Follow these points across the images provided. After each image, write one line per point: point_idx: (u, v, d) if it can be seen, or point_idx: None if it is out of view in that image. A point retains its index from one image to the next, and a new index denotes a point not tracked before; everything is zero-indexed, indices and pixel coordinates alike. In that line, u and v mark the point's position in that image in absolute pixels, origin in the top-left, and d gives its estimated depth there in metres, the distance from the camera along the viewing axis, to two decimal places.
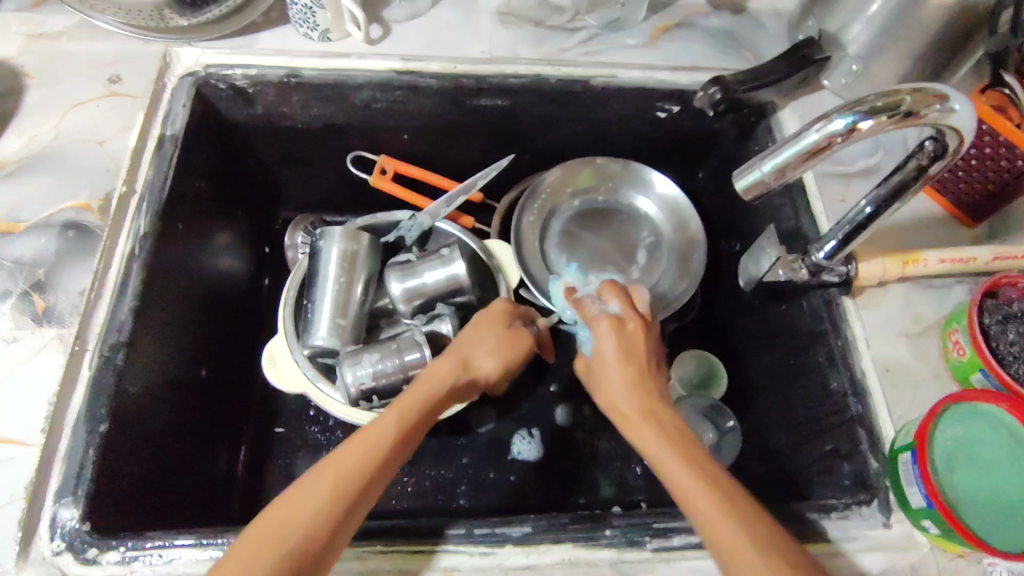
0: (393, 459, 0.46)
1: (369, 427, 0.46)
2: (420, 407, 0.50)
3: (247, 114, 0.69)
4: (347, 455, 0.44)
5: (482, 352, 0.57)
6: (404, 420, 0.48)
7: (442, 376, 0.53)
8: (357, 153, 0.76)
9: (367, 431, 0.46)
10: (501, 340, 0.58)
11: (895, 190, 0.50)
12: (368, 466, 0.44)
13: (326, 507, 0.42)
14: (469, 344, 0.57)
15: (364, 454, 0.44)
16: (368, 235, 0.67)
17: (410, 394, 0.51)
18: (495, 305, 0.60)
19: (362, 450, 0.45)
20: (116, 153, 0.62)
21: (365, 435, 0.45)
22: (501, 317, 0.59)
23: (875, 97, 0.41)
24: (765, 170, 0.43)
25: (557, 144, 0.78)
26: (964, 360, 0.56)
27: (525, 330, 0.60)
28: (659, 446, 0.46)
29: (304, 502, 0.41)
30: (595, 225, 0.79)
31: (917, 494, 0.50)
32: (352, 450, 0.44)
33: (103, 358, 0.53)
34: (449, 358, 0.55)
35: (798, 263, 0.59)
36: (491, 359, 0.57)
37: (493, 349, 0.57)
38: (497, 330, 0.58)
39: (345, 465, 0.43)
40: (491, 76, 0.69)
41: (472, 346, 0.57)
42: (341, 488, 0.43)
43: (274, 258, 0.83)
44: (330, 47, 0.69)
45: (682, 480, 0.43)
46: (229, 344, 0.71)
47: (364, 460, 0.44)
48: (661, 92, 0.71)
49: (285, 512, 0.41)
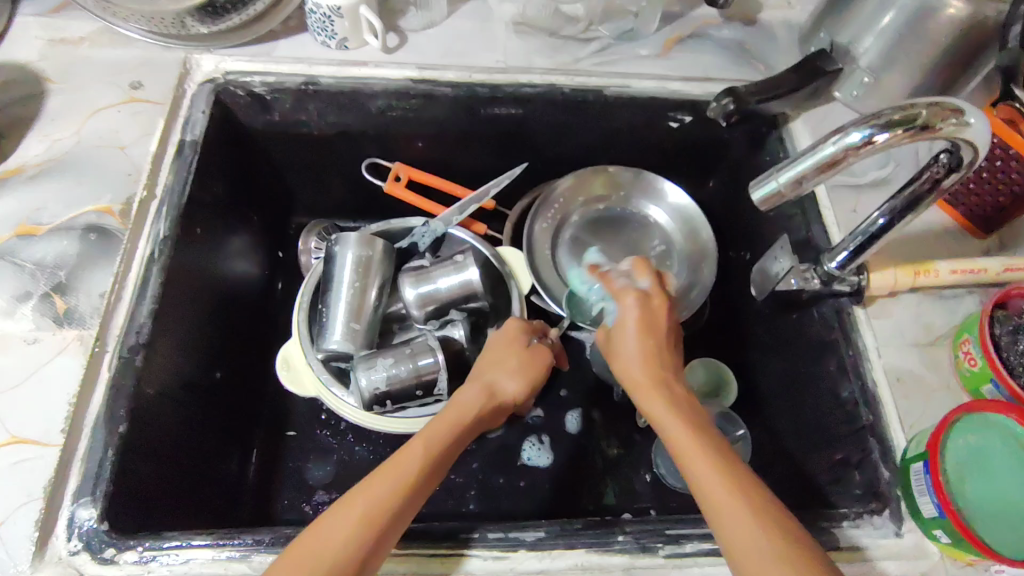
0: (425, 481, 0.46)
1: (399, 452, 0.47)
2: (449, 429, 0.50)
3: (264, 121, 0.70)
4: (375, 481, 0.44)
5: (503, 375, 0.57)
6: (433, 443, 0.48)
7: (469, 402, 0.53)
8: (372, 159, 0.77)
9: (394, 460, 0.46)
10: (523, 359, 0.59)
11: (907, 203, 0.51)
12: (400, 488, 0.44)
13: (358, 532, 0.42)
14: (492, 369, 0.57)
15: (392, 480, 0.44)
16: (382, 241, 0.68)
17: (437, 421, 0.51)
18: (511, 324, 0.61)
19: (391, 474, 0.45)
20: (137, 158, 0.63)
21: (392, 463, 0.46)
22: (517, 338, 0.60)
23: (892, 111, 0.42)
24: (781, 180, 0.44)
25: (569, 152, 0.78)
26: (975, 371, 0.56)
27: (543, 346, 0.61)
28: (680, 432, 0.46)
29: (337, 532, 0.42)
30: (607, 233, 0.80)
31: (929, 503, 0.51)
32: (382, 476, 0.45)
33: (122, 359, 0.53)
34: (472, 386, 0.55)
35: (810, 273, 0.61)
36: (515, 380, 0.57)
37: (516, 369, 0.58)
38: (516, 352, 0.59)
39: (371, 493, 0.43)
40: (505, 85, 0.70)
41: (496, 370, 0.57)
42: (367, 517, 0.42)
43: (287, 262, 0.83)
44: (347, 55, 0.70)
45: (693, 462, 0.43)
46: (243, 348, 0.72)
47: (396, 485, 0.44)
48: (673, 102, 0.71)
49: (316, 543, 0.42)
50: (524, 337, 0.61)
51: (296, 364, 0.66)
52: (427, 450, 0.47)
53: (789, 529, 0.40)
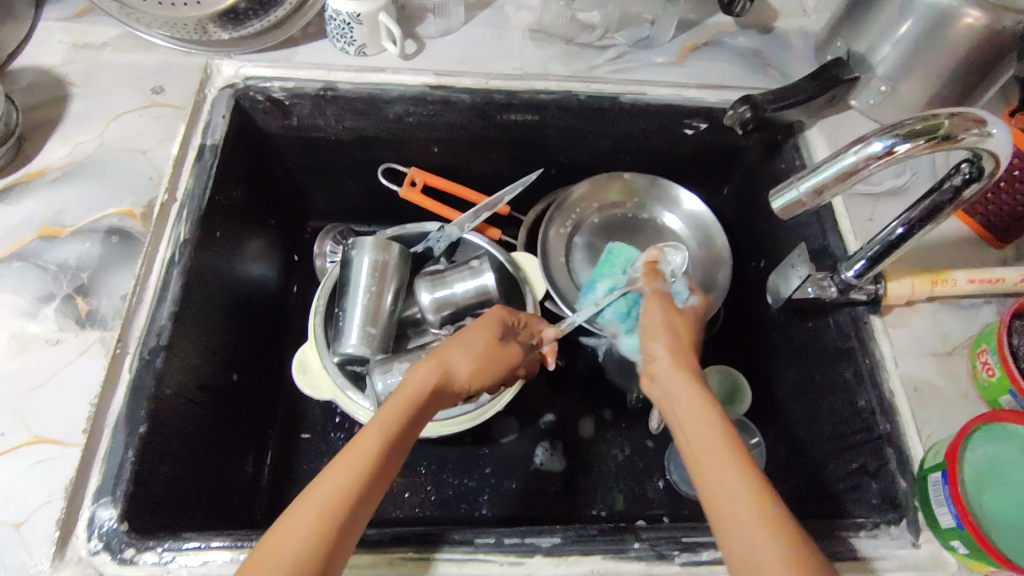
0: (385, 467, 0.45)
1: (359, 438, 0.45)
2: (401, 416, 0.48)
3: (282, 126, 0.71)
4: (333, 474, 0.43)
5: (459, 355, 0.54)
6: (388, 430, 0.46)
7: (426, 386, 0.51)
8: (388, 165, 0.78)
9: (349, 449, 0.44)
10: (486, 343, 0.56)
11: (926, 212, 0.50)
12: (354, 479, 0.43)
13: (318, 525, 0.40)
14: (447, 351, 0.54)
15: (345, 472, 0.43)
16: (398, 246, 0.68)
17: (389, 405, 0.48)
18: (494, 312, 0.58)
19: (344, 468, 0.43)
20: (158, 161, 0.63)
21: (348, 451, 0.44)
22: (490, 323, 0.57)
23: (915, 120, 0.42)
24: (802, 189, 0.44)
25: (585, 158, 0.79)
26: (993, 381, 0.56)
27: (507, 345, 0.57)
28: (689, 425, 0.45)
29: (297, 527, 0.40)
30: (621, 240, 0.80)
31: (947, 514, 0.51)
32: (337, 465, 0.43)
33: (143, 360, 0.54)
34: (423, 365, 0.52)
35: (827, 281, 0.60)
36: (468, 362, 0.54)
37: (471, 352, 0.54)
38: (479, 337, 0.56)
39: (333, 485, 0.42)
40: (522, 92, 0.71)
41: (454, 354, 0.54)
42: (326, 511, 0.41)
43: (303, 265, 0.84)
44: (365, 62, 0.71)
45: (705, 455, 0.43)
46: (258, 350, 0.72)
47: (354, 478, 0.43)
48: (689, 109, 0.72)
49: (275, 545, 0.40)
50: (492, 324, 0.57)
51: (312, 368, 0.66)
52: (382, 439, 0.45)
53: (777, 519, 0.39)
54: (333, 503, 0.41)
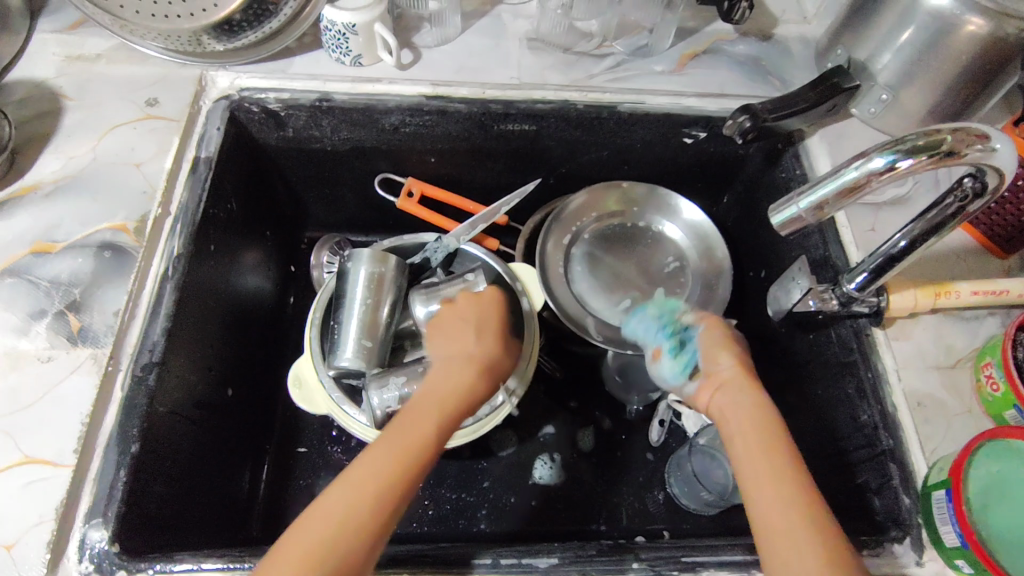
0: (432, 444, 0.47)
1: (404, 418, 0.48)
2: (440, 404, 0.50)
3: (278, 137, 0.71)
4: (383, 448, 0.45)
5: (481, 332, 0.57)
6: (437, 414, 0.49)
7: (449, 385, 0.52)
8: (385, 175, 0.78)
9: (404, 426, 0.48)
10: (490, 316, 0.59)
11: (931, 226, 0.49)
12: (408, 447, 0.46)
13: (368, 500, 0.43)
14: (466, 331, 0.57)
15: (396, 446, 0.46)
16: (395, 257, 0.68)
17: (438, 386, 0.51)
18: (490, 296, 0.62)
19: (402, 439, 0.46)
20: (152, 175, 0.63)
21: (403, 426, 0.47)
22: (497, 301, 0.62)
23: (917, 136, 0.41)
24: (803, 206, 0.43)
25: (583, 168, 0.78)
26: (998, 396, 0.55)
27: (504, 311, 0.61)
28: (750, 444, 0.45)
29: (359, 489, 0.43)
30: (620, 249, 0.79)
31: (951, 533, 0.50)
32: (384, 448, 0.46)
33: (135, 378, 0.53)
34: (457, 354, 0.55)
35: (828, 293, 0.59)
36: (489, 334, 0.57)
37: (483, 325, 0.58)
38: (488, 311, 0.60)
39: (383, 456, 0.45)
40: (519, 101, 0.70)
41: (480, 338, 0.56)
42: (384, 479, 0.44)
43: (299, 276, 0.84)
44: (361, 72, 0.70)
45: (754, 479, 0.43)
46: (254, 364, 0.72)
47: (402, 450, 0.46)
48: (688, 118, 0.71)
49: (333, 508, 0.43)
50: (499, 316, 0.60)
51: (308, 382, 0.66)
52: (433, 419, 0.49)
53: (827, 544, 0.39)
54: (390, 466, 0.45)
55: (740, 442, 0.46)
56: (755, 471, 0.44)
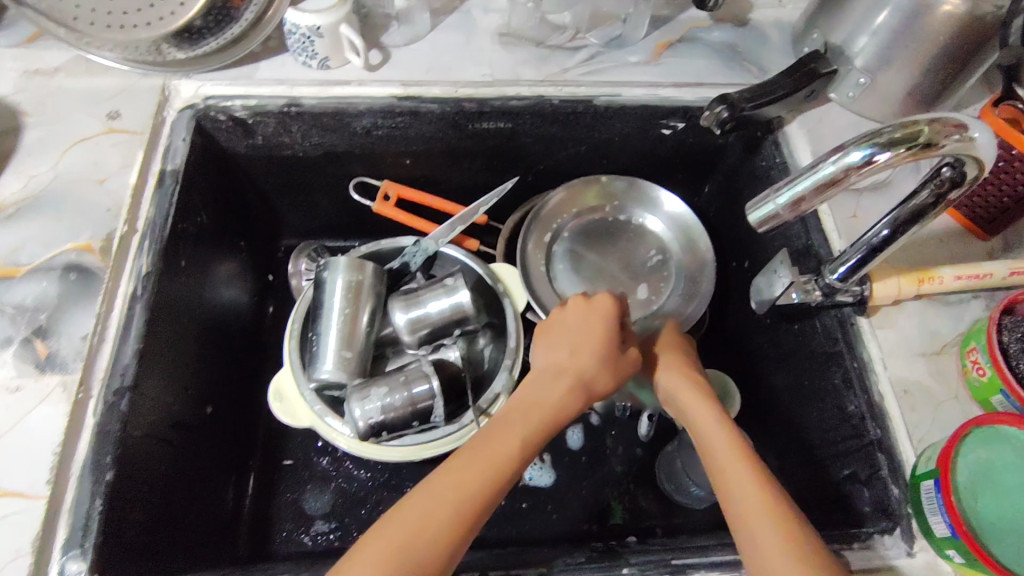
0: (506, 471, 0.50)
1: (486, 439, 0.52)
2: (536, 424, 0.54)
3: (247, 145, 0.70)
4: (465, 458, 0.49)
5: (580, 349, 0.60)
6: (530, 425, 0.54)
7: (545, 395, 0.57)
8: (360, 179, 0.77)
9: (482, 440, 0.52)
10: (589, 330, 0.61)
11: (912, 215, 0.48)
12: (499, 462, 0.50)
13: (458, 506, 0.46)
14: (566, 346, 0.61)
15: (484, 459, 0.50)
16: (372, 264, 0.66)
17: (515, 406, 0.56)
18: (602, 305, 0.62)
19: (492, 452, 0.50)
20: (116, 191, 0.61)
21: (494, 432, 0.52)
22: (604, 312, 0.62)
23: (893, 128, 0.40)
24: (781, 201, 0.42)
25: (561, 164, 0.77)
26: (984, 381, 0.54)
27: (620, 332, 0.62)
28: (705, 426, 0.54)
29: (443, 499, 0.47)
30: (602, 245, 0.78)
31: (940, 523, 0.49)
32: (481, 451, 0.50)
33: (107, 404, 0.52)
34: (558, 381, 0.58)
35: (811, 285, 0.58)
36: (588, 354, 0.60)
37: (580, 335, 0.61)
38: (595, 327, 0.61)
39: (467, 466, 0.49)
40: (492, 99, 0.69)
41: (579, 356, 0.60)
42: (467, 489, 0.47)
43: (278, 285, 0.82)
44: (329, 75, 0.69)
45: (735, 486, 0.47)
46: (234, 379, 0.71)
47: (490, 465, 0.49)
48: (666, 109, 0.70)
49: (419, 507, 0.46)
50: (613, 327, 0.61)
51: (289, 396, 0.65)
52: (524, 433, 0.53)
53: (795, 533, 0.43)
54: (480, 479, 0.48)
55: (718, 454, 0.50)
56: (732, 479, 0.48)
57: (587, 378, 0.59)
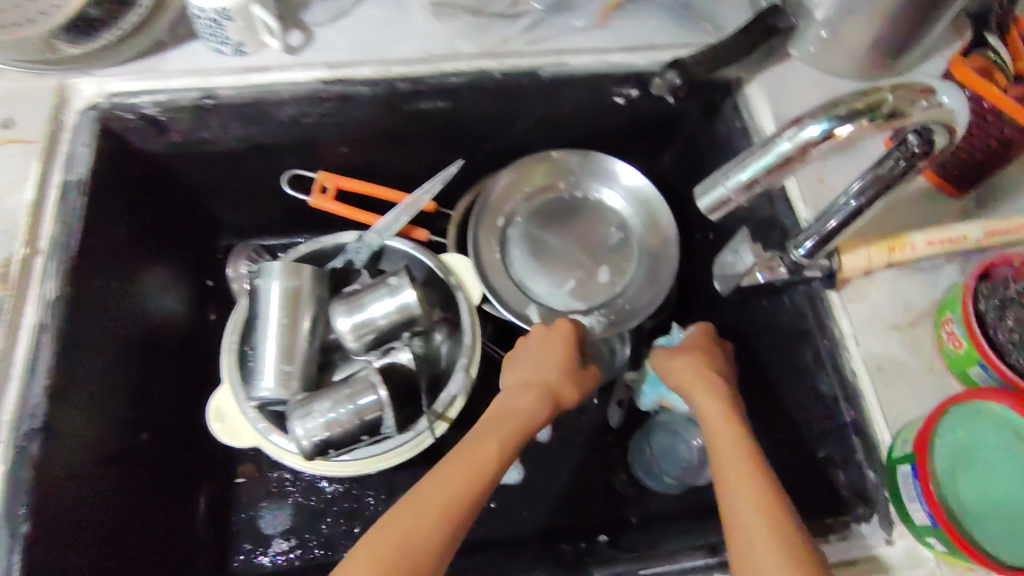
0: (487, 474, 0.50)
1: (469, 447, 0.52)
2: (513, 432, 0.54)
3: (163, 144, 0.63)
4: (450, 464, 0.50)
5: (545, 363, 0.60)
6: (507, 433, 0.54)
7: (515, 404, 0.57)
8: (295, 172, 0.71)
9: (469, 448, 0.52)
10: (546, 345, 0.62)
11: (882, 188, 0.44)
12: (481, 468, 0.50)
13: (446, 508, 0.47)
14: (529, 362, 0.61)
15: (467, 462, 0.50)
16: (309, 267, 0.61)
17: (493, 418, 0.56)
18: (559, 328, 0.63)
19: (478, 459, 0.51)
20: (13, 211, 0.55)
21: (478, 441, 0.52)
22: (562, 331, 0.62)
23: (854, 97, 0.35)
24: (731, 184, 0.38)
25: (510, 142, 0.72)
26: (960, 353, 0.51)
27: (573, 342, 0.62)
28: (716, 420, 0.53)
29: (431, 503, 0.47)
30: (559, 225, 0.74)
31: (920, 510, 0.47)
32: (464, 458, 0.50)
33: (17, 449, 0.48)
34: (526, 394, 0.58)
35: (777, 262, 0.55)
36: (552, 365, 0.60)
37: (538, 350, 0.62)
38: (553, 345, 0.62)
39: (450, 472, 0.49)
40: (428, 76, 0.63)
41: (541, 369, 0.60)
42: (453, 493, 0.48)
43: (218, 290, 0.78)
44: (247, 62, 0.62)
45: (735, 478, 0.47)
46: (174, 397, 0.67)
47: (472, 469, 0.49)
48: (616, 76, 0.65)
49: (410, 512, 0.46)
50: (570, 342, 0.62)
51: (231, 414, 0.61)
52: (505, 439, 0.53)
53: (783, 528, 0.43)
54: (463, 482, 0.48)
55: (727, 455, 0.49)
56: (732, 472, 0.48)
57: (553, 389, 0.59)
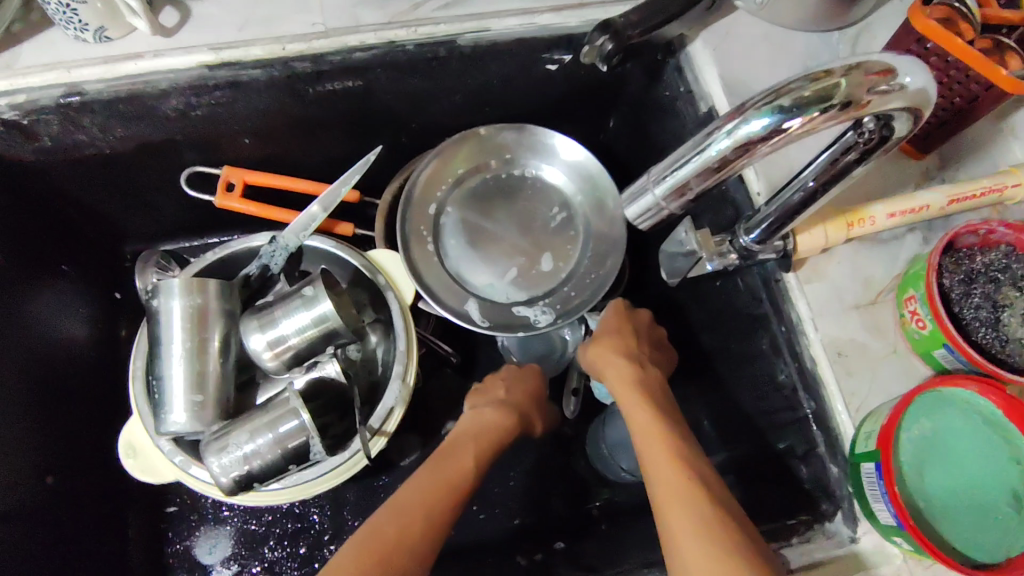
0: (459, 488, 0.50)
1: (442, 461, 0.52)
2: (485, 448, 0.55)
3: (35, 150, 0.55)
4: (425, 477, 0.50)
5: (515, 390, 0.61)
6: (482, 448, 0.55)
7: (484, 421, 0.57)
8: (194, 169, 0.63)
9: (443, 461, 0.52)
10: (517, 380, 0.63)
11: (835, 173, 0.39)
12: (456, 480, 0.50)
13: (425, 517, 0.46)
14: (494, 387, 0.62)
15: (444, 474, 0.51)
16: (215, 281, 0.54)
17: (462, 435, 0.56)
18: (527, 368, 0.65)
19: (452, 471, 0.51)
20: None
21: (449, 454, 0.53)
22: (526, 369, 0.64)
23: (801, 83, 0.30)
24: (658, 192, 0.35)
25: (435, 120, 0.65)
26: (925, 334, 0.47)
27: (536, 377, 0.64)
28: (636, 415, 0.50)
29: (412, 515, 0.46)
30: (496, 207, 0.67)
31: (884, 511, 0.45)
32: (439, 472, 0.51)
33: None
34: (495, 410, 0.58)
35: (726, 247, 0.49)
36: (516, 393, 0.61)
37: (508, 381, 0.62)
38: (520, 380, 0.63)
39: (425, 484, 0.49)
40: (329, 52, 0.54)
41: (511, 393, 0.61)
42: (430, 504, 0.47)
43: (128, 303, 0.72)
44: (113, 49, 0.52)
45: (659, 471, 0.45)
46: (87, 430, 0.62)
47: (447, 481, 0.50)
48: (547, 41, 0.57)
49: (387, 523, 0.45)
50: (539, 378, 0.65)
51: (142, 447, 0.55)
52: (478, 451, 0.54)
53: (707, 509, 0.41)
54: (439, 493, 0.49)
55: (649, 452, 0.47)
56: (654, 465, 0.45)
57: (522, 410, 0.60)
